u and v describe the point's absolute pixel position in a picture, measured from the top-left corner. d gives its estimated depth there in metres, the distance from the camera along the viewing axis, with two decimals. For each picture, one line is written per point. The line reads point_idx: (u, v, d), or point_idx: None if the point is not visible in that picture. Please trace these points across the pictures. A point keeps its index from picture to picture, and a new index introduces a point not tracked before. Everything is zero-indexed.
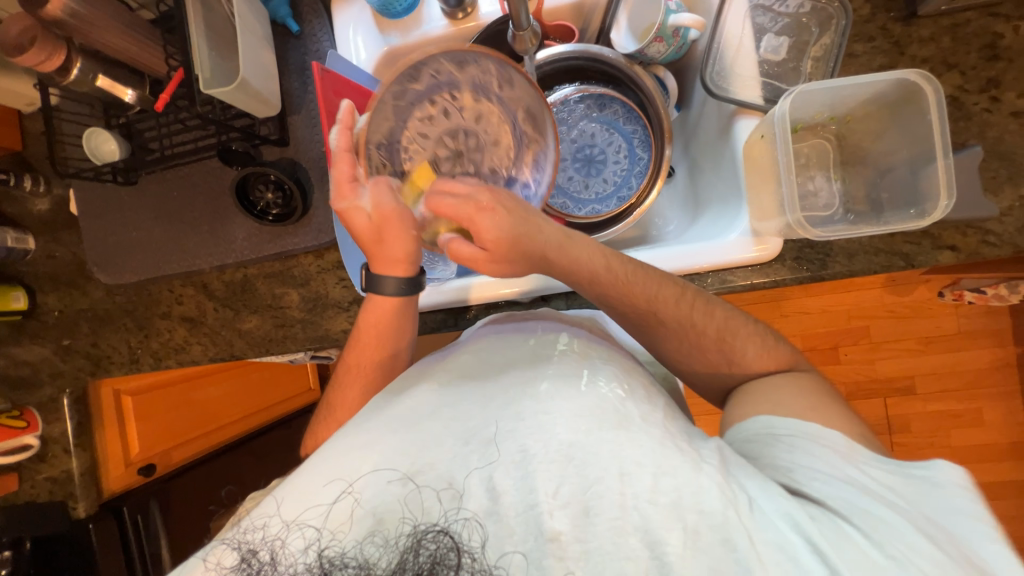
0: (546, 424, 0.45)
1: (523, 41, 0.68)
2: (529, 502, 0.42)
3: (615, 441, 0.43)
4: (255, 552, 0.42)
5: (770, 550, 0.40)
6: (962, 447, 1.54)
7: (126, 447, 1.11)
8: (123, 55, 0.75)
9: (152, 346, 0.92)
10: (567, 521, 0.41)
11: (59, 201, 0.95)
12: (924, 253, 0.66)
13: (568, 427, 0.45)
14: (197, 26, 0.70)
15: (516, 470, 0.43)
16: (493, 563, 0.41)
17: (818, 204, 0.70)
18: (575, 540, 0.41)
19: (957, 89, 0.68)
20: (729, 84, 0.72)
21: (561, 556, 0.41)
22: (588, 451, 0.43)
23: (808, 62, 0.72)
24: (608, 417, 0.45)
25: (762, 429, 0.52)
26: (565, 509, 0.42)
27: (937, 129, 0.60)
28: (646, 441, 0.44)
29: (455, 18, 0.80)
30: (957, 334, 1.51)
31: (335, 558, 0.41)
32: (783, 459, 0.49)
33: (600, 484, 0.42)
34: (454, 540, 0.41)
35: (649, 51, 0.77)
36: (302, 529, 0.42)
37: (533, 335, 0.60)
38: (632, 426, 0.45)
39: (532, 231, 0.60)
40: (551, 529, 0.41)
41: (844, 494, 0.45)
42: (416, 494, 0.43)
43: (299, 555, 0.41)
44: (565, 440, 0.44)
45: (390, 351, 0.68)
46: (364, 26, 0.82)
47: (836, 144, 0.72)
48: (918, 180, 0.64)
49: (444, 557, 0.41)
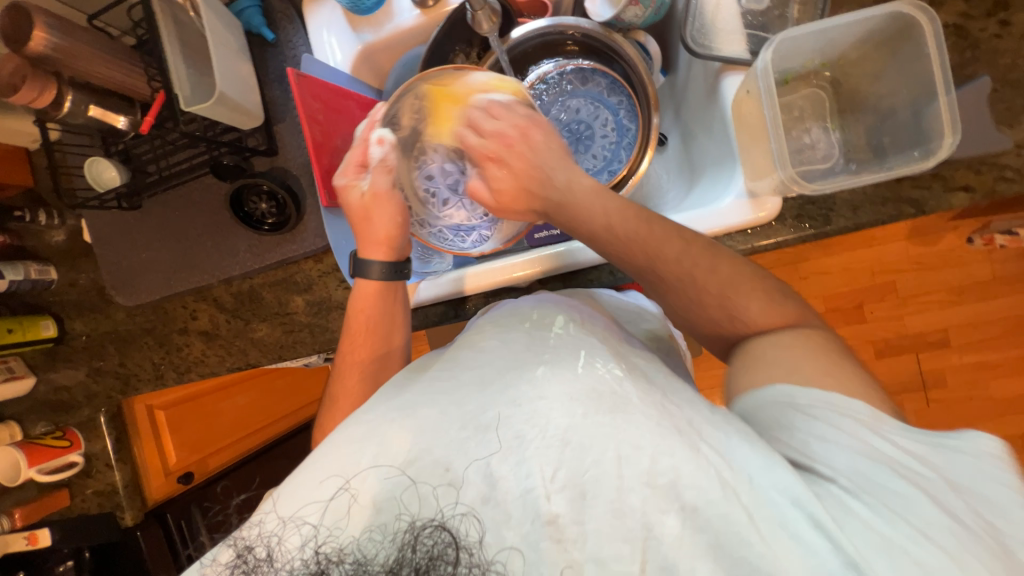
0: (541, 410, 0.45)
1: (482, 21, 0.64)
2: (527, 486, 0.42)
3: (608, 425, 0.44)
4: (250, 548, 0.43)
5: (772, 526, 0.41)
6: (1003, 397, 1.47)
7: (164, 458, 1.18)
8: (110, 84, 0.77)
9: (174, 361, 0.96)
10: (564, 504, 0.42)
11: (74, 231, 0.99)
12: (935, 197, 0.63)
13: (565, 411, 0.45)
14: (172, 46, 0.71)
15: (513, 455, 0.43)
16: (491, 557, 0.41)
17: (816, 157, 0.67)
18: (573, 522, 0.41)
19: (961, 17, 0.63)
20: (711, 40, 0.68)
21: (559, 538, 0.41)
22: (585, 434, 0.43)
23: (795, 7, 0.68)
24: (606, 400, 0.45)
25: (783, 398, 0.50)
26: (563, 492, 0.42)
27: (936, 62, 0.56)
28: (642, 422, 0.44)
29: (425, 7, 0.79)
30: (991, 280, 1.43)
31: (332, 554, 0.41)
32: (802, 430, 0.47)
33: (597, 467, 0.42)
34: (452, 535, 0.41)
35: (626, 16, 0.73)
36: (300, 525, 0.43)
37: (531, 318, 0.59)
38: (629, 408, 0.45)
39: (543, 178, 0.66)
40: (547, 512, 0.41)
41: (862, 467, 0.44)
42: (413, 489, 0.43)
43: (296, 551, 0.42)
44: (563, 425, 0.44)
45: (391, 325, 0.70)
46: (337, 26, 0.81)
47: (832, 91, 0.68)
48: (920, 120, 0.60)
49: (442, 553, 0.40)
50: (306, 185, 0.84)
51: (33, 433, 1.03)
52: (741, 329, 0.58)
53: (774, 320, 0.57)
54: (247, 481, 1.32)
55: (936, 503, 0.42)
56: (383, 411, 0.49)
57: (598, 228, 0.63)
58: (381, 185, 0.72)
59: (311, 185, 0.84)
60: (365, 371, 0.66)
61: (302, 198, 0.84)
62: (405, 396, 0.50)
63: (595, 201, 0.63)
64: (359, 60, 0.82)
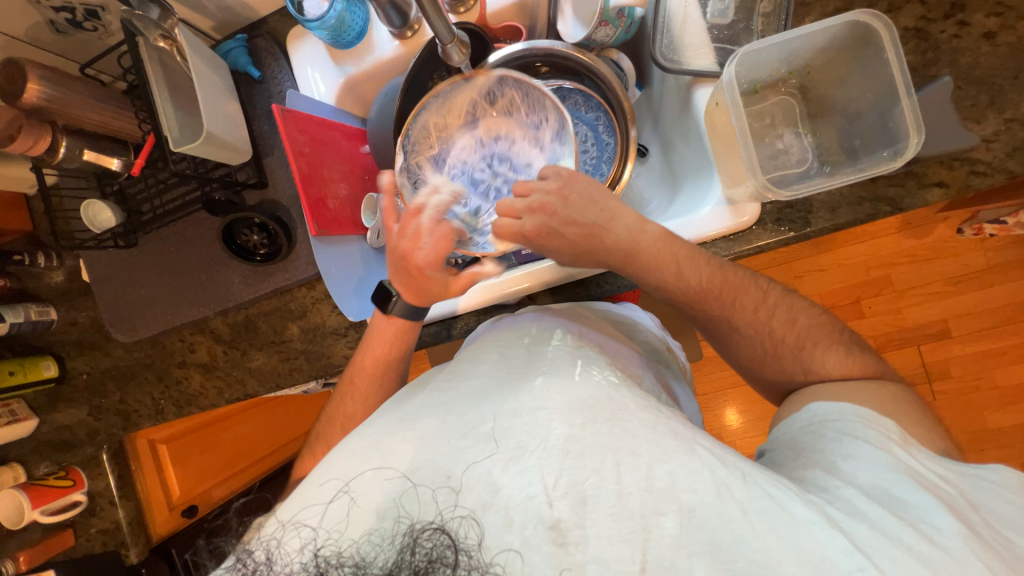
0: (541, 420, 0.45)
1: (453, 54, 0.64)
2: (528, 493, 0.41)
3: (609, 434, 0.44)
4: (250, 552, 0.43)
5: (763, 518, 0.41)
6: (1010, 386, 1.46)
7: (168, 492, 1.19)
8: (102, 128, 0.80)
9: (174, 395, 0.97)
10: (566, 509, 0.41)
11: (72, 271, 1.01)
12: (910, 194, 0.64)
13: (564, 421, 0.45)
14: (160, 90, 0.73)
15: (515, 465, 0.43)
16: (489, 560, 0.40)
17: (790, 162, 0.68)
18: (574, 527, 0.40)
19: (920, 20, 0.65)
20: (680, 55, 0.70)
21: (561, 542, 0.40)
22: (585, 443, 0.43)
23: (758, 19, 0.70)
24: (602, 408, 0.47)
25: (815, 418, 0.55)
26: (565, 497, 0.41)
27: (895, 64, 0.58)
28: (639, 430, 0.45)
29: (404, 37, 0.81)
30: (986, 269, 1.43)
31: (330, 557, 0.41)
32: (831, 447, 0.51)
33: (596, 474, 0.42)
34: (451, 538, 0.40)
35: (597, 37, 0.75)
36: (299, 528, 0.44)
37: (530, 333, 0.61)
38: (626, 416, 0.46)
39: (603, 232, 0.64)
40: (550, 517, 0.40)
41: (885, 476, 0.47)
42: (413, 492, 0.43)
43: (296, 554, 0.42)
44: (563, 435, 0.44)
45: (403, 363, 0.70)
46: (319, 61, 0.84)
47: (801, 97, 0.70)
48: (887, 122, 0.61)
49: (441, 555, 0.39)
50: (296, 216, 0.86)
51: (37, 474, 1.04)
52: (801, 364, 0.61)
53: (816, 369, 0.60)
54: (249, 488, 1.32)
55: (953, 512, 0.44)
56: (385, 423, 0.50)
57: (670, 277, 0.62)
58: (429, 231, 0.64)
59: (301, 215, 0.86)
60: (375, 383, 0.68)
61: (292, 228, 0.86)
62: (394, 418, 0.51)
63: (664, 257, 0.62)
64: (343, 91, 0.85)
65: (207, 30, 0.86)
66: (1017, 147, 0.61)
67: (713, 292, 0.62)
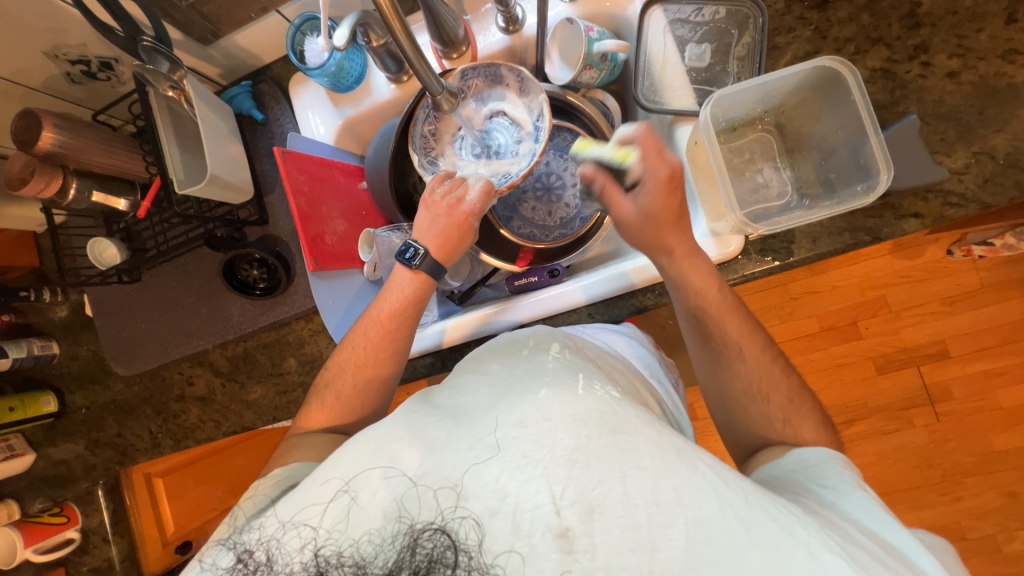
0: (548, 431, 0.45)
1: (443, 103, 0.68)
2: (536, 502, 0.42)
3: (615, 446, 0.44)
4: (251, 552, 0.47)
5: (766, 534, 0.41)
6: (1014, 406, 1.44)
7: (162, 528, 1.18)
8: (112, 170, 0.83)
9: (171, 428, 0.97)
10: (574, 517, 0.41)
11: (76, 306, 1.03)
12: (888, 224, 0.65)
13: (570, 432, 0.45)
14: (167, 134, 0.77)
15: (521, 472, 0.43)
16: (490, 561, 0.41)
17: (770, 195, 0.71)
18: (583, 535, 0.41)
19: (886, 61, 0.68)
20: (661, 96, 0.74)
21: (569, 550, 0.40)
22: (591, 455, 0.43)
23: (734, 63, 0.74)
24: (607, 421, 0.46)
25: (796, 463, 0.56)
26: (572, 507, 0.41)
27: (862, 106, 0.62)
28: (644, 445, 0.45)
29: (400, 81, 0.85)
30: (980, 289, 1.44)
31: (331, 557, 0.44)
32: (814, 488, 0.51)
33: (603, 486, 0.42)
34: (451, 539, 0.42)
35: (583, 79, 0.79)
36: (298, 528, 0.46)
37: (527, 345, 0.61)
38: (631, 431, 0.46)
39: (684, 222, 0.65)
40: (558, 525, 0.41)
41: (872, 515, 0.47)
42: (416, 492, 0.44)
43: (297, 553, 0.45)
44: (569, 446, 0.44)
45: (417, 323, 0.70)
46: (319, 105, 0.88)
47: (778, 133, 0.72)
48: (858, 157, 0.64)
49: (442, 555, 0.42)
50: (295, 250, 0.88)
51: (32, 510, 1.04)
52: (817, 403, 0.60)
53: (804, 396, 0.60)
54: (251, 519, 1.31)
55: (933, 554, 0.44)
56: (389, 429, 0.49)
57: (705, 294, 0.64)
58: (473, 188, 0.73)
59: (300, 250, 0.88)
60: (380, 346, 0.68)
61: (291, 262, 0.89)
62: None
63: (710, 282, 0.64)
64: (342, 132, 0.89)
65: (214, 77, 0.91)
66: (988, 178, 0.63)
67: (705, 267, 0.64)
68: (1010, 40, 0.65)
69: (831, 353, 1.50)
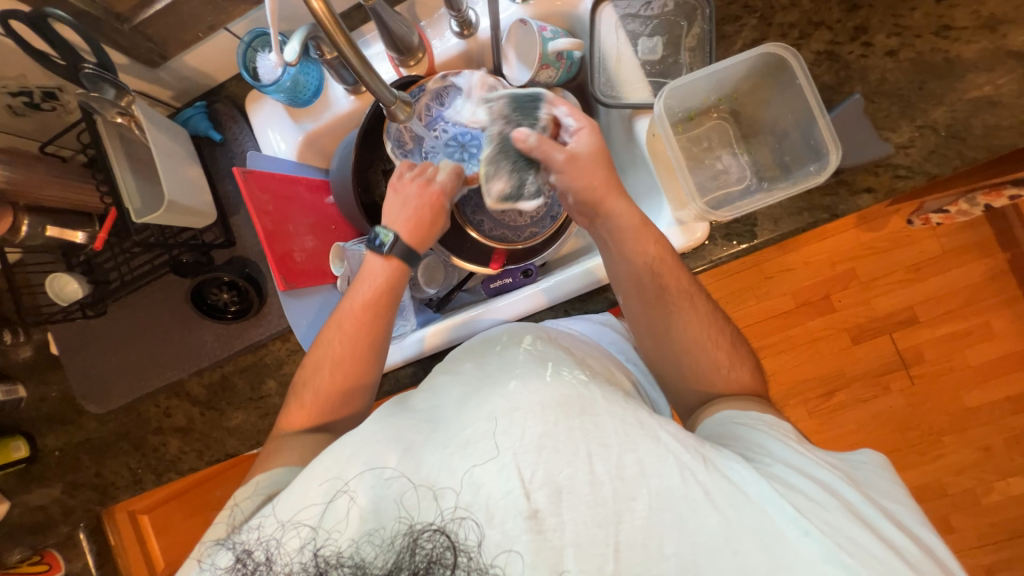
0: (517, 421, 0.44)
1: (399, 113, 0.68)
2: (508, 488, 0.42)
3: (581, 429, 0.44)
4: (250, 552, 0.45)
5: (722, 493, 0.43)
6: (981, 363, 1.51)
7: (151, 563, 1.16)
8: (65, 203, 0.81)
9: (151, 463, 0.94)
10: (543, 499, 0.42)
11: (41, 345, 0.99)
12: (844, 201, 0.68)
13: (538, 420, 0.44)
14: (119, 163, 0.75)
15: (493, 464, 0.43)
16: (489, 562, 0.41)
17: (730, 181, 0.73)
18: (551, 514, 0.41)
19: (829, 44, 0.71)
20: (619, 90, 0.75)
21: (538, 529, 0.41)
22: (559, 440, 0.43)
23: (685, 54, 0.76)
24: (574, 405, 0.45)
25: (738, 417, 0.55)
26: (541, 490, 0.42)
27: (808, 88, 0.64)
28: (609, 423, 0.45)
29: (358, 92, 0.84)
30: (941, 254, 1.50)
31: (331, 557, 0.43)
32: (762, 440, 0.51)
33: (571, 466, 0.43)
34: (450, 539, 0.42)
35: (541, 78, 0.79)
36: (297, 528, 0.45)
37: (500, 341, 0.60)
38: (597, 410, 0.46)
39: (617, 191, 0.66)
40: (528, 508, 0.41)
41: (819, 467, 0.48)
42: (413, 492, 0.44)
43: (296, 553, 0.44)
44: (538, 433, 0.43)
45: (394, 314, 0.69)
46: (277, 122, 0.87)
47: (733, 120, 0.74)
48: (810, 138, 0.67)
49: (440, 556, 0.42)
50: (265, 270, 0.87)
51: (9, 561, 1.00)
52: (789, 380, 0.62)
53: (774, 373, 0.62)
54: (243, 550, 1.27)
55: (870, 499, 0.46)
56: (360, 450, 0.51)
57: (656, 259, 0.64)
58: (443, 171, 0.75)
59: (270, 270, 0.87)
60: (359, 341, 0.66)
61: (262, 283, 0.87)
62: None
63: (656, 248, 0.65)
64: (304, 146, 0.88)
65: (166, 100, 0.89)
66: (933, 150, 0.66)
67: (644, 228, 0.65)
68: (943, 16, 0.68)
69: (807, 328, 1.54)
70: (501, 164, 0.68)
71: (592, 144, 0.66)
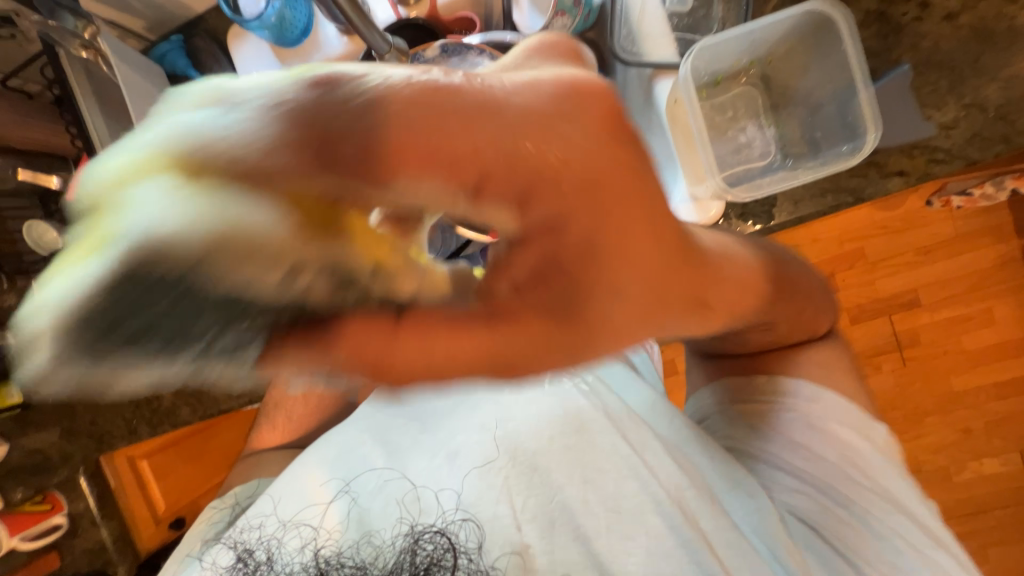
0: (513, 484, 0.62)
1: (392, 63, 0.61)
2: (499, 521, 0.59)
3: (578, 468, 0.63)
4: (250, 553, 0.58)
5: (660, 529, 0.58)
6: (977, 349, 1.51)
7: (153, 506, 1.21)
8: (36, 143, 0.74)
9: (145, 415, 0.94)
10: (534, 536, 0.59)
11: None
12: (872, 184, 0.63)
13: (551, 470, 0.62)
14: (87, 100, 0.67)
15: (491, 517, 0.60)
16: (488, 564, 0.57)
17: (753, 155, 0.67)
18: (542, 553, 0.58)
19: (881, 3, 0.63)
20: (639, 46, 0.67)
21: (525, 567, 0.58)
22: (546, 459, 0.63)
23: (718, 6, 0.68)
24: (569, 427, 0.65)
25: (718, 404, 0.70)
26: (532, 522, 0.60)
27: (854, 57, 0.58)
28: (595, 439, 0.64)
29: (350, 33, 0.75)
30: (955, 238, 1.45)
31: (330, 558, 0.57)
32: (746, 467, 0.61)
33: (561, 495, 0.61)
34: (448, 542, 0.57)
35: (554, 28, 0.71)
36: (299, 529, 0.60)
37: None
38: (589, 435, 0.64)
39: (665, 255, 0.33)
40: (519, 542, 0.58)
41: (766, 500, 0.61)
42: (416, 498, 0.61)
43: (297, 555, 0.58)
44: (533, 452, 0.64)
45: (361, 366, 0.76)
46: (262, 62, 0.78)
47: (763, 87, 0.67)
48: (847, 113, 0.62)
49: (440, 558, 0.56)
50: None
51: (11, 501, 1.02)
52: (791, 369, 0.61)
53: None
54: None
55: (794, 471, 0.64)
56: None
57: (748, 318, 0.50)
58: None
59: None
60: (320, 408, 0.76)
61: None
62: None
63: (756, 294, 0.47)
64: None
65: (140, 31, 0.80)
66: (976, 133, 0.60)
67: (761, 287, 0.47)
68: None
69: None
70: (209, 373, 0.25)
71: (560, 214, 0.28)
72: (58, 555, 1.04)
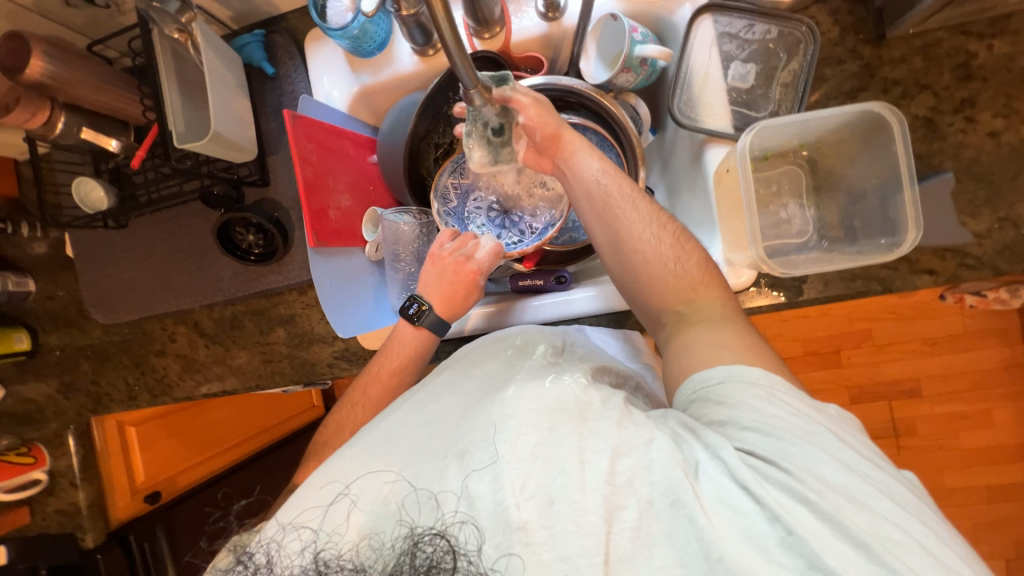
0: (512, 428, 0.45)
1: (475, 99, 0.61)
2: (498, 498, 0.42)
3: (575, 434, 0.44)
4: (250, 555, 0.46)
5: (724, 519, 0.41)
6: (973, 448, 1.50)
7: (131, 475, 1.16)
8: (108, 109, 0.78)
9: (149, 382, 0.95)
10: (532, 511, 0.42)
11: (56, 243, 0.98)
12: (902, 277, 0.65)
13: (530, 425, 0.45)
14: (169, 82, 0.71)
15: (487, 474, 0.44)
16: (490, 564, 0.41)
17: (791, 232, 0.70)
18: (540, 527, 0.41)
19: (930, 111, 0.66)
20: (698, 113, 0.71)
21: (527, 542, 0.41)
22: (552, 446, 0.44)
23: (777, 88, 0.71)
24: (570, 412, 0.46)
25: (697, 387, 0.52)
26: (531, 500, 0.42)
27: (902, 157, 0.62)
28: (604, 428, 0.45)
29: (426, 55, 0.80)
30: (962, 334, 1.47)
31: (330, 559, 0.44)
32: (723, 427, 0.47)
33: (563, 474, 0.43)
34: (450, 542, 0.42)
35: (619, 81, 0.75)
36: (299, 530, 0.46)
37: (514, 344, 0.64)
38: (592, 416, 0.46)
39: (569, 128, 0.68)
40: (517, 519, 0.41)
41: (772, 445, 0.45)
42: (413, 495, 0.45)
43: (296, 556, 0.45)
44: (532, 441, 0.44)
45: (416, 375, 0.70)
46: (335, 68, 0.82)
47: (809, 169, 0.71)
48: (887, 208, 0.65)
49: (440, 560, 0.42)
50: (295, 219, 0.84)
51: None
52: None
53: None
54: (246, 488, 1.41)
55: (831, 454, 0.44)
56: (367, 444, 0.50)
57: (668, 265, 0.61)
58: (484, 248, 0.75)
59: (299, 219, 0.84)
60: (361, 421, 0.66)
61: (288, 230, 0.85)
62: (385, 428, 0.52)
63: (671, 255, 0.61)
64: (357, 100, 0.84)
65: (223, 19, 0.84)
66: (1007, 246, 0.63)
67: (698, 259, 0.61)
68: None
69: (809, 378, 1.53)
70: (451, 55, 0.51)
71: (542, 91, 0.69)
72: (29, 510, 1.03)
